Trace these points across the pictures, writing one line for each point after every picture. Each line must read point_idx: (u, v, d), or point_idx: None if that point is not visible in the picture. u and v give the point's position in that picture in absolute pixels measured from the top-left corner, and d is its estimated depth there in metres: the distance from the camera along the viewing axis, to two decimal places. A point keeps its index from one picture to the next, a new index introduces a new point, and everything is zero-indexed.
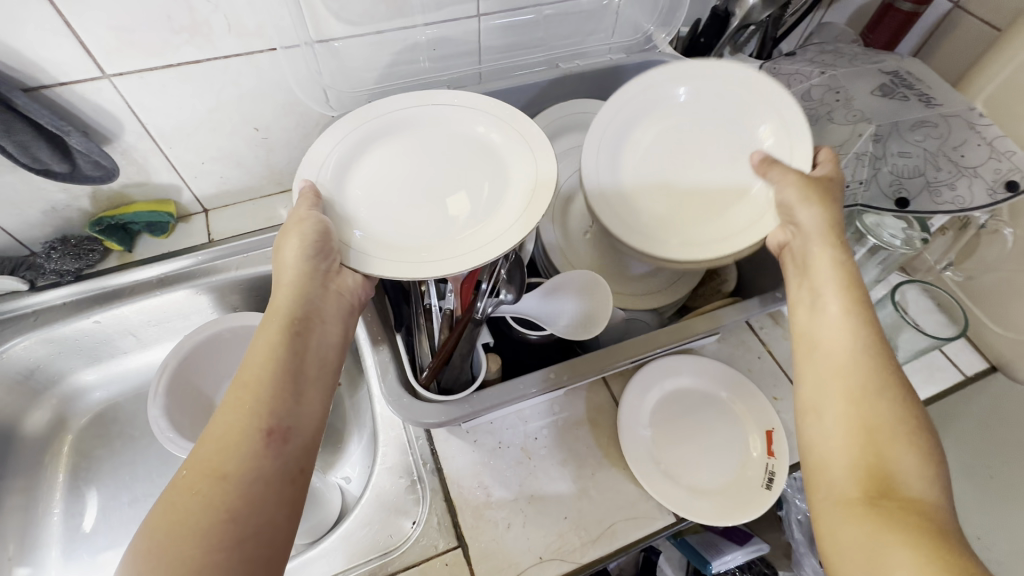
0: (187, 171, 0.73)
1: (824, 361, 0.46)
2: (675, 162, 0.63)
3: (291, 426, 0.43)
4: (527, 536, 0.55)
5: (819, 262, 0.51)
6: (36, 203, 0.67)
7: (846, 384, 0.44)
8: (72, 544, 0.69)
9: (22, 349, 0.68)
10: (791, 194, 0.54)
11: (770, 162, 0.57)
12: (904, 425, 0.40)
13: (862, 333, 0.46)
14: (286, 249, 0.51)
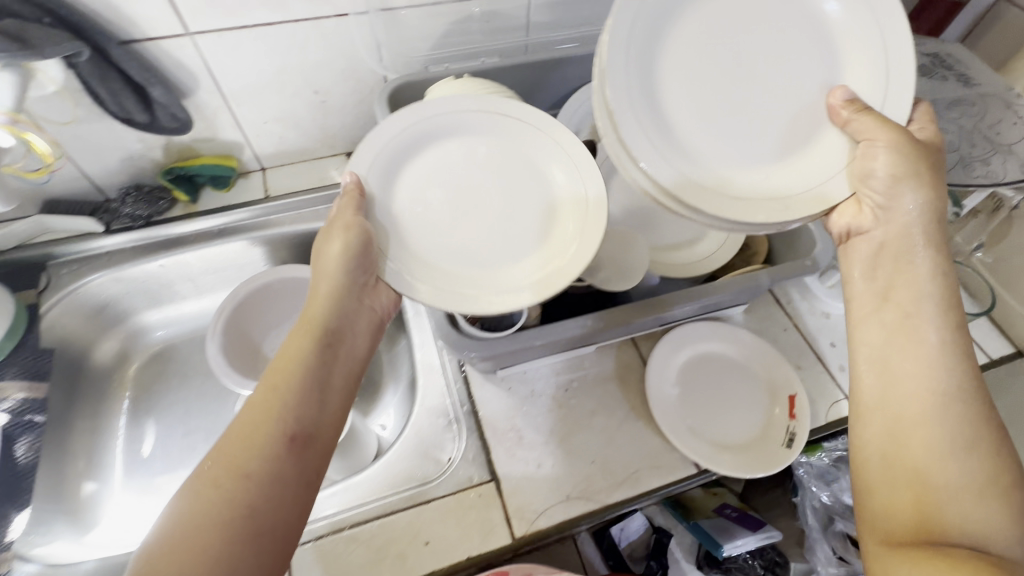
0: (250, 129, 0.78)
1: (904, 401, 0.46)
2: (740, 91, 0.50)
3: (311, 434, 0.46)
4: (555, 475, 0.59)
5: (903, 289, 0.49)
6: (116, 151, 0.73)
7: (922, 425, 0.44)
8: (133, 466, 0.75)
9: (97, 286, 0.75)
10: (879, 163, 0.47)
11: (854, 107, 0.48)
12: (977, 476, 0.41)
13: (954, 376, 0.44)
14: (330, 249, 0.52)
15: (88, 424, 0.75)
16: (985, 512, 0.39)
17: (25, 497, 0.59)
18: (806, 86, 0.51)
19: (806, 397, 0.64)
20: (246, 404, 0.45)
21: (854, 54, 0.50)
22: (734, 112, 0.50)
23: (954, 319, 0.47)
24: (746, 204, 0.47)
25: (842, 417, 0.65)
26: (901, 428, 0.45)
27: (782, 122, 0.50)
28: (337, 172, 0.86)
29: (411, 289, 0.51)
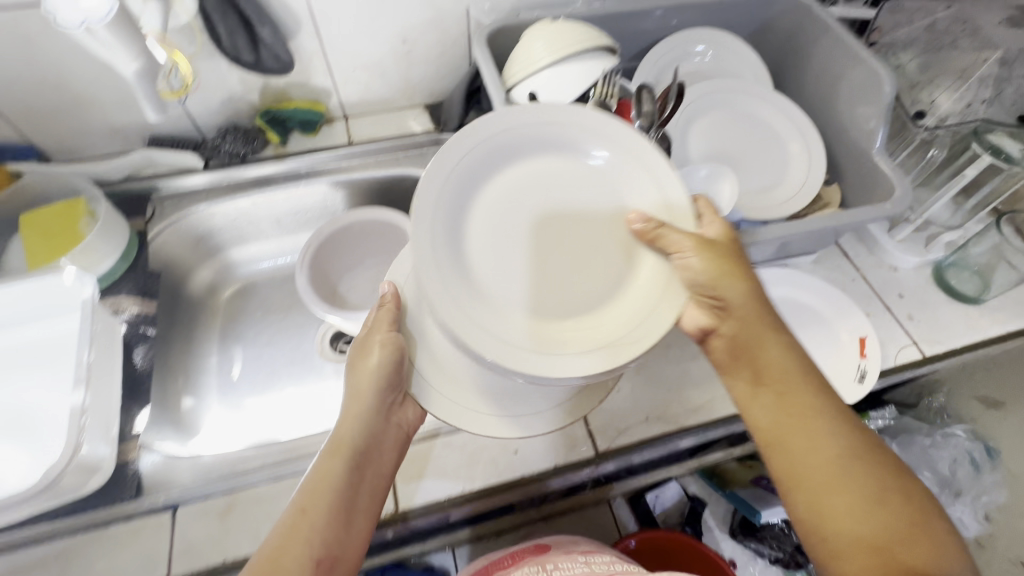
0: (340, 77, 0.82)
1: (812, 484, 0.44)
2: (544, 245, 0.52)
3: (338, 556, 0.44)
4: (634, 399, 0.62)
5: (766, 352, 0.50)
6: (220, 91, 0.78)
7: (840, 484, 0.43)
8: (224, 386, 0.80)
9: (199, 217, 0.81)
10: (694, 266, 0.49)
11: (656, 227, 0.49)
12: (913, 516, 0.41)
13: (842, 425, 0.46)
14: (365, 363, 0.52)
15: (184, 346, 0.80)
16: (936, 547, 0.40)
17: (146, 397, 0.64)
18: (613, 225, 0.53)
19: (875, 339, 0.66)
20: (277, 524, 0.44)
21: (646, 181, 0.52)
22: (523, 274, 0.51)
23: (809, 367, 0.49)
24: (581, 354, 0.46)
25: (909, 361, 0.67)
26: (821, 493, 0.43)
27: (591, 259, 0.52)
28: (416, 122, 0.90)
29: (432, 402, 0.53)
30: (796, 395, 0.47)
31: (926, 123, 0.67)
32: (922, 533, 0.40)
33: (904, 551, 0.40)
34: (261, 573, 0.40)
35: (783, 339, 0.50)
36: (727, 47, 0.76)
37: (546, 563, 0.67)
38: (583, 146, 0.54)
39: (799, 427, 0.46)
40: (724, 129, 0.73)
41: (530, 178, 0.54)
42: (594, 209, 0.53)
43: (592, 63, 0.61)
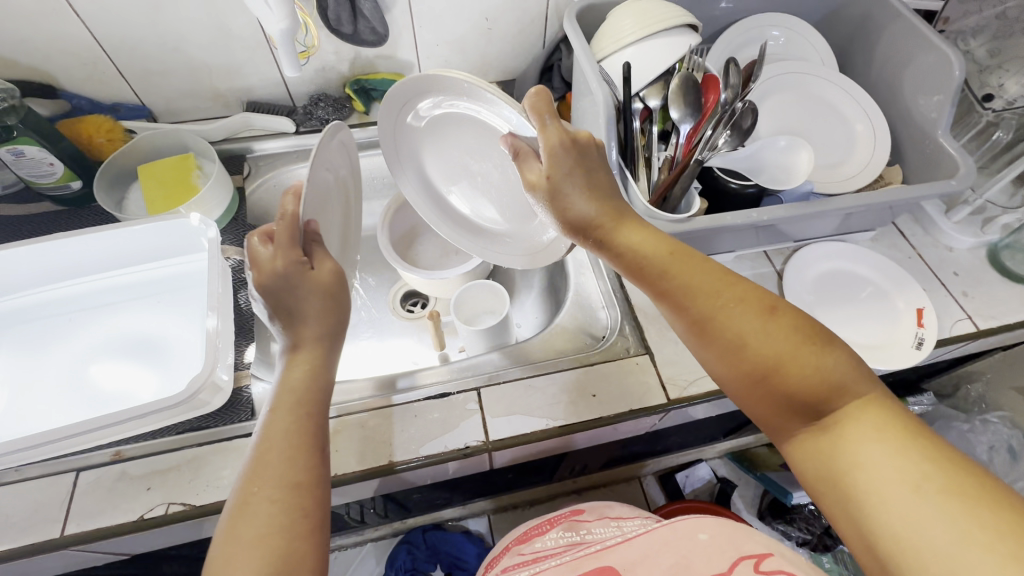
0: (424, 52, 0.88)
1: (708, 345, 0.47)
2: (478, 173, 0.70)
3: (324, 446, 0.45)
4: None
5: (638, 238, 0.51)
6: (315, 61, 0.84)
7: (723, 333, 0.46)
8: None
9: (289, 177, 0.87)
10: (587, 204, 0.52)
11: (518, 149, 0.56)
12: (791, 342, 0.44)
13: (708, 278, 0.48)
14: (301, 296, 0.50)
15: None
16: (825, 363, 0.43)
17: (252, 334, 0.71)
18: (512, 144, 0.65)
19: (932, 309, 0.70)
20: (259, 432, 0.43)
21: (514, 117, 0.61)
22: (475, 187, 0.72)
23: (669, 241, 0.51)
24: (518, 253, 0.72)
25: (965, 333, 0.70)
26: (712, 351, 0.47)
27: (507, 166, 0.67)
28: None
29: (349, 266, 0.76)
30: (676, 268, 0.49)
31: (991, 107, 0.71)
32: (816, 365, 0.43)
33: (797, 377, 0.43)
34: (275, 470, 0.41)
35: (639, 225, 0.52)
36: (796, 32, 0.80)
37: (579, 527, 0.69)
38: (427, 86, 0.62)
39: (686, 293, 0.48)
40: (790, 110, 0.77)
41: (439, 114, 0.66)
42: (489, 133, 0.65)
43: (679, 38, 0.65)
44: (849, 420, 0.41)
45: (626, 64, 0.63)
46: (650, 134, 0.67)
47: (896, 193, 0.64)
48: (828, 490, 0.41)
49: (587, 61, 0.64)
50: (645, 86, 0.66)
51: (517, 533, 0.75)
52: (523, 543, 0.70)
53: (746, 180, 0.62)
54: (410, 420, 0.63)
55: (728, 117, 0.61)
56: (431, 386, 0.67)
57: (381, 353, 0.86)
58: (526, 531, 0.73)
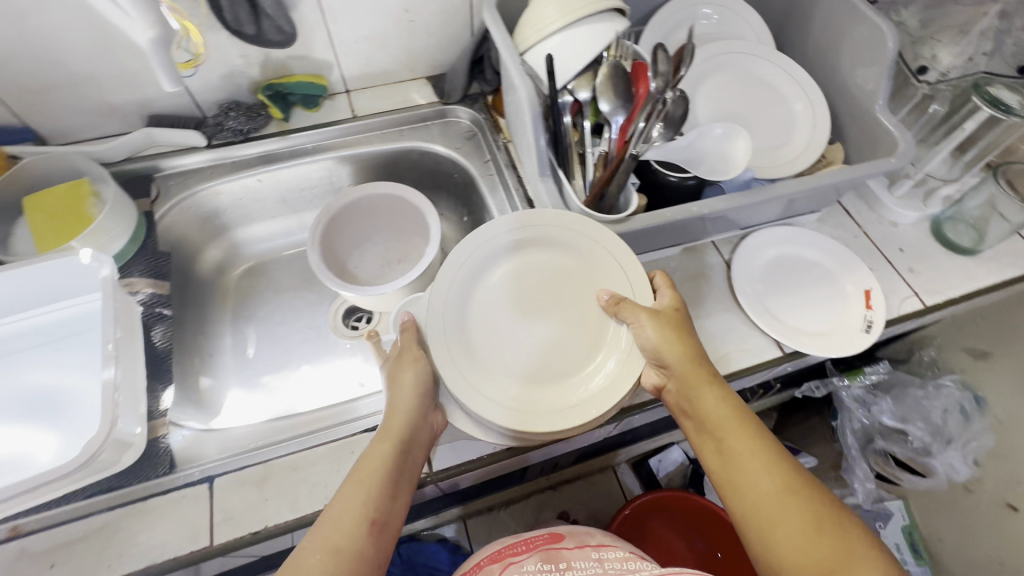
0: (342, 49, 0.81)
1: (759, 520, 0.47)
2: (514, 322, 0.57)
3: (388, 522, 0.48)
4: None
5: (708, 405, 0.52)
6: (219, 67, 0.76)
7: (779, 513, 0.46)
8: (242, 365, 0.81)
9: (203, 197, 0.80)
10: (652, 336, 0.53)
11: (619, 301, 0.55)
12: (853, 550, 0.43)
13: (779, 460, 0.49)
14: (400, 380, 0.54)
15: (197, 327, 0.80)
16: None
17: (169, 376, 0.64)
18: (584, 292, 0.58)
19: (880, 291, 0.69)
20: (341, 491, 0.49)
21: (601, 254, 0.57)
22: (500, 340, 0.56)
23: (743, 412, 0.52)
24: (545, 415, 0.52)
25: (912, 311, 0.69)
26: (762, 529, 0.47)
27: (576, 323, 0.57)
28: (420, 95, 0.89)
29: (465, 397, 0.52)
30: (737, 438, 0.50)
31: (927, 78, 0.70)
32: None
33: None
34: (328, 530, 0.46)
35: (717, 389, 0.53)
36: (731, 9, 0.77)
37: (558, 560, 0.67)
38: (508, 239, 0.59)
39: (746, 463, 0.49)
40: (729, 91, 0.74)
41: (494, 278, 0.59)
42: (570, 280, 0.58)
43: (604, 24, 0.61)
44: None
45: (549, 56, 0.59)
46: (582, 129, 0.63)
47: (835, 174, 0.62)
48: None
49: (509, 54, 0.59)
50: (573, 78, 0.62)
51: (487, 550, 0.70)
52: (498, 566, 0.66)
53: (683, 173, 0.59)
54: (347, 458, 0.58)
55: (660, 109, 0.57)
56: (371, 415, 0.62)
57: (321, 377, 0.81)
58: (499, 549, 0.69)
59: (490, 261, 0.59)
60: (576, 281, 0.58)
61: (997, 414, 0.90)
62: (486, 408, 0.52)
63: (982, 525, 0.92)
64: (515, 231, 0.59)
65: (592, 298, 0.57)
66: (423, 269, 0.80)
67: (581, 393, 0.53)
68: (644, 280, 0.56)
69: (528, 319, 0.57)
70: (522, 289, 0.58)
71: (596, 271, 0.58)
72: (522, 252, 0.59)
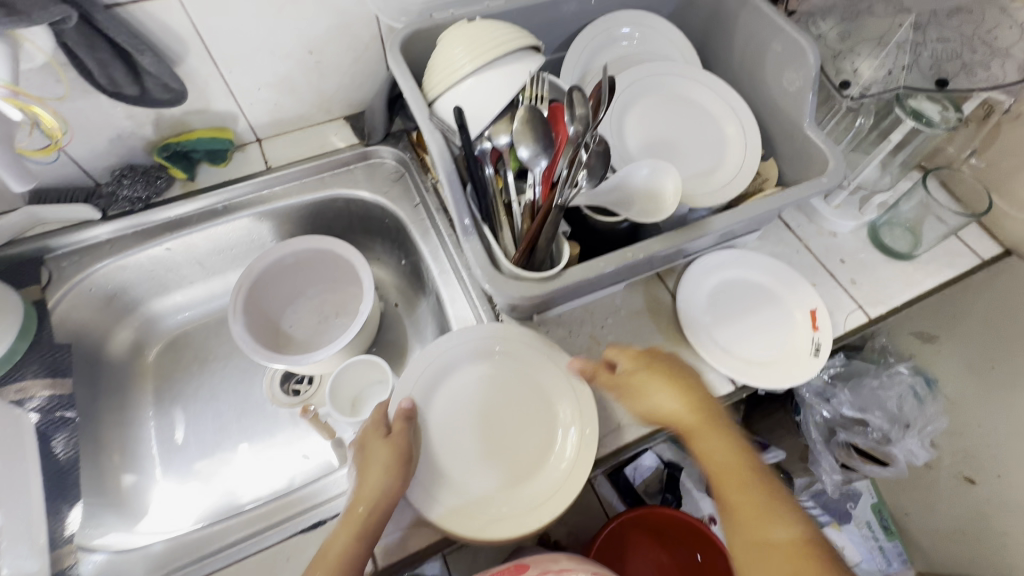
0: (244, 98, 0.75)
1: (751, 534, 0.47)
2: (470, 429, 0.57)
3: None
4: (606, 408, 0.61)
5: (703, 456, 0.51)
6: (105, 130, 0.69)
7: (767, 532, 0.46)
8: (169, 454, 0.74)
9: (103, 274, 0.72)
10: (644, 392, 0.53)
11: (595, 367, 0.57)
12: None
13: (775, 509, 0.47)
14: (371, 470, 0.51)
15: (113, 418, 0.73)
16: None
17: (74, 492, 0.58)
18: (536, 393, 0.59)
19: (825, 309, 0.67)
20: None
21: (546, 358, 0.60)
22: (460, 449, 0.56)
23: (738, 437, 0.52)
24: (513, 516, 0.52)
25: (858, 325, 0.69)
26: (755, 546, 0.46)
27: (529, 431, 0.58)
28: (338, 138, 0.83)
29: (431, 508, 0.52)
30: (732, 467, 0.50)
31: (849, 94, 0.63)
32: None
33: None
34: None
35: (715, 418, 0.52)
36: (650, 28, 0.74)
37: None
38: (474, 343, 0.61)
39: (737, 484, 0.49)
40: (658, 116, 0.71)
41: (461, 379, 0.60)
42: (519, 382, 0.60)
43: (516, 66, 0.58)
44: None
45: (457, 107, 0.56)
46: (505, 176, 0.60)
47: (771, 201, 0.60)
48: None
49: (416, 107, 0.56)
50: (490, 124, 0.59)
51: None
52: None
53: (617, 219, 0.58)
54: (282, 566, 0.53)
55: (583, 156, 0.55)
56: (310, 509, 0.57)
57: (262, 455, 0.75)
58: None
59: (440, 372, 0.60)
60: (526, 382, 0.60)
61: (948, 393, 0.89)
62: (440, 515, 0.51)
63: (945, 499, 0.94)
64: (462, 338, 0.61)
65: (544, 400, 0.59)
66: (358, 329, 0.75)
67: (533, 496, 0.53)
68: (583, 381, 0.58)
69: (484, 424, 0.58)
70: (474, 396, 0.59)
71: (544, 370, 0.60)
72: (468, 361, 0.61)
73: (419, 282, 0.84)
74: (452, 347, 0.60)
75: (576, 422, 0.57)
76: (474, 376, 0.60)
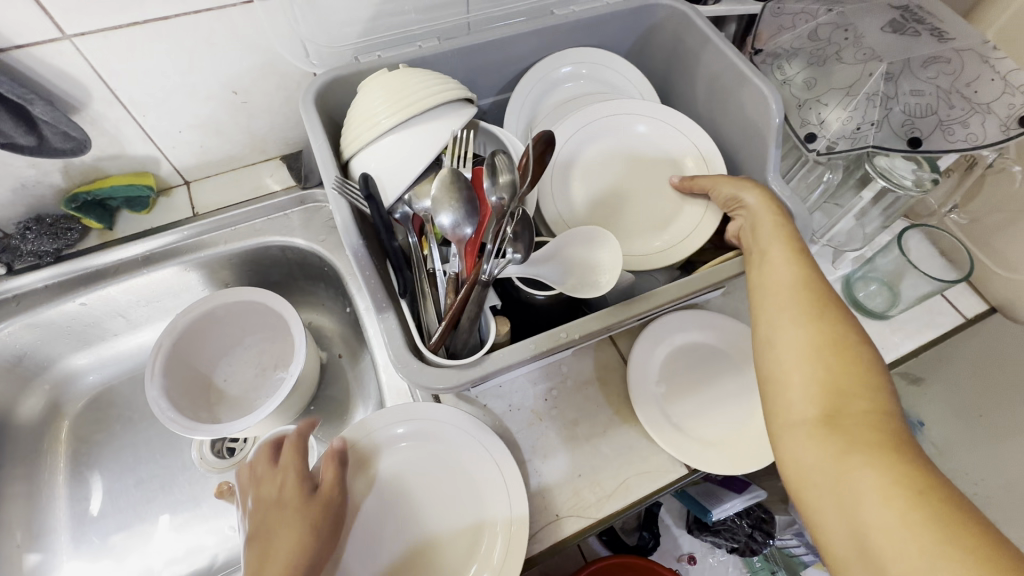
0: (164, 141, 0.69)
1: (779, 310, 0.45)
2: (390, 524, 0.52)
3: None
4: (544, 496, 0.55)
5: (761, 216, 0.52)
6: (5, 181, 0.63)
7: (788, 316, 0.44)
8: (80, 528, 0.69)
9: (6, 335, 0.66)
10: (718, 182, 0.57)
11: (693, 178, 0.60)
12: (880, 429, 0.36)
13: (830, 327, 0.42)
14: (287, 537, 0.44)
15: (19, 490, 0.68)
16: (911, 465, 0.34)
17: None
18: (463, 482, 0.53)
19: None
20: None
21: (475, 443, 0.54)
22: (378, 550, 0.50)
23: (794, 242, 0.49)
24: None
25: None
26: (777, 330, 0.44)
27: (444, 560, 0.50)
28: (274, 180, 0.78)
29: None
30: (777, 235, 0.50)
31: (815, 148, 0.56)
32: (885, 447, 0.35)
33: (851, 448, 0.36)
34: None
35: (775, 213, 0.52)
36: (599, 65, 0.69)
37: None
38: (400, 427, 0.54)
39: (775, 260, 0.48)
40: (610, 163, 0.65)
41: (385, 462, 0.54)
42: (445, 468, 0.54)
43: (437, 123, 0.52)
44: (863, 427, 0.36)
45: (364, 175, 0.50)
46: (429, 242, 0.54)
47: (730, 268, 0.54)
48: (816, 494, 0.36)
49: (323, 170, 0.50)
50: (411, 187, 0.53)
51: None
52: None
53: (552, 292, 0.52)
54: None
55: (509, 226, 0.49)
56: None
57: (183, 528, 0.69)
58: None
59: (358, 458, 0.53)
60: (453, 468, 0.54)
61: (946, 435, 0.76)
62: None
63: None
64: (385, 419, 0.55)
65: (473, 493, 0.53)
66: (288, 391, 0.69)
67: None
68: (515, 472, 0.53)
69: (406, 518, 0.52)
70: (395, 485, 0.53)
71: (472, 456, 0.54)
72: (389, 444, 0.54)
73: (362, 333, 0.79)
74: (372, 430, 0.54)
75: (504, 537, 0.50)
76: (397, 460, 0.54)
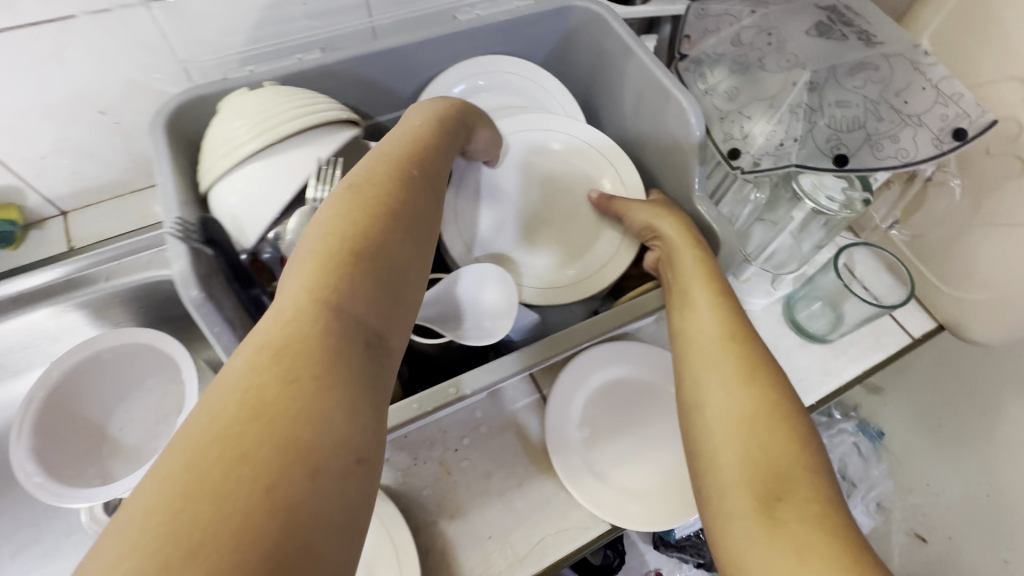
0: (26, 169, 0.61)
1: (706, 371, 0.39)
2: None
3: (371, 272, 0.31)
4: (449, 563, 0.50)
5: (684, 255, 0.47)
6: None
7: (717, 376, 0.38)
8: None
9: None
10: (638, 210, 0.52)
11: (609, 198, 0.55)
12: (824, 526, 0.30)
13: (760, 393, 0.36)
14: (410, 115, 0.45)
15: None
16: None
17: None
18: None
19: None
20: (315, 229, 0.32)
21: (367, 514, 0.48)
22: None
23: (720, 285, 0.44)
24: None
25: None
26: (705, 393, 0.38)
27: None
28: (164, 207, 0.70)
29: None
30: (701, 277, 0.45)
31: (739, 165, 0.50)
32: (837, 554, 0.29)
33: (798, 556, 0.29)
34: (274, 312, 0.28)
35: (699, 252, 0.47)
36: (511, 75, 0.63)
37: None
38: None
39: (699, 309, 0.43)
40: (523, 183, 0.59)
41: None
42: None
43: (302, 150, 0.45)
44: (808, 526, 0.30)
45: (204, 218, 0.45)
46: None
47: (649, 302, 0.49)
48: None
49: (165, 208, 0.43)
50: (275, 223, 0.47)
51: None
52: None
53: (443, 340, 0.46)
54: None
55: None
56: None
57: None
58: None
59: None
60: None
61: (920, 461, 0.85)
62: None
63: None
64: None
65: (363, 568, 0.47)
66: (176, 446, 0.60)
67: None
68: (411, 542, 0.47)
69: None
70: None
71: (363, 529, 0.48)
72: None
73: None
74: None
75: None
76: None
